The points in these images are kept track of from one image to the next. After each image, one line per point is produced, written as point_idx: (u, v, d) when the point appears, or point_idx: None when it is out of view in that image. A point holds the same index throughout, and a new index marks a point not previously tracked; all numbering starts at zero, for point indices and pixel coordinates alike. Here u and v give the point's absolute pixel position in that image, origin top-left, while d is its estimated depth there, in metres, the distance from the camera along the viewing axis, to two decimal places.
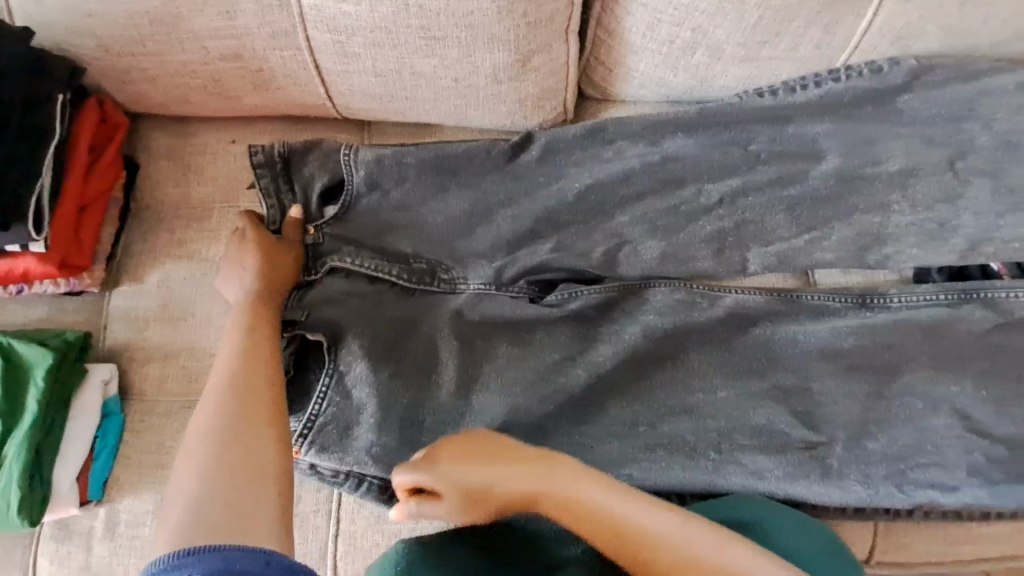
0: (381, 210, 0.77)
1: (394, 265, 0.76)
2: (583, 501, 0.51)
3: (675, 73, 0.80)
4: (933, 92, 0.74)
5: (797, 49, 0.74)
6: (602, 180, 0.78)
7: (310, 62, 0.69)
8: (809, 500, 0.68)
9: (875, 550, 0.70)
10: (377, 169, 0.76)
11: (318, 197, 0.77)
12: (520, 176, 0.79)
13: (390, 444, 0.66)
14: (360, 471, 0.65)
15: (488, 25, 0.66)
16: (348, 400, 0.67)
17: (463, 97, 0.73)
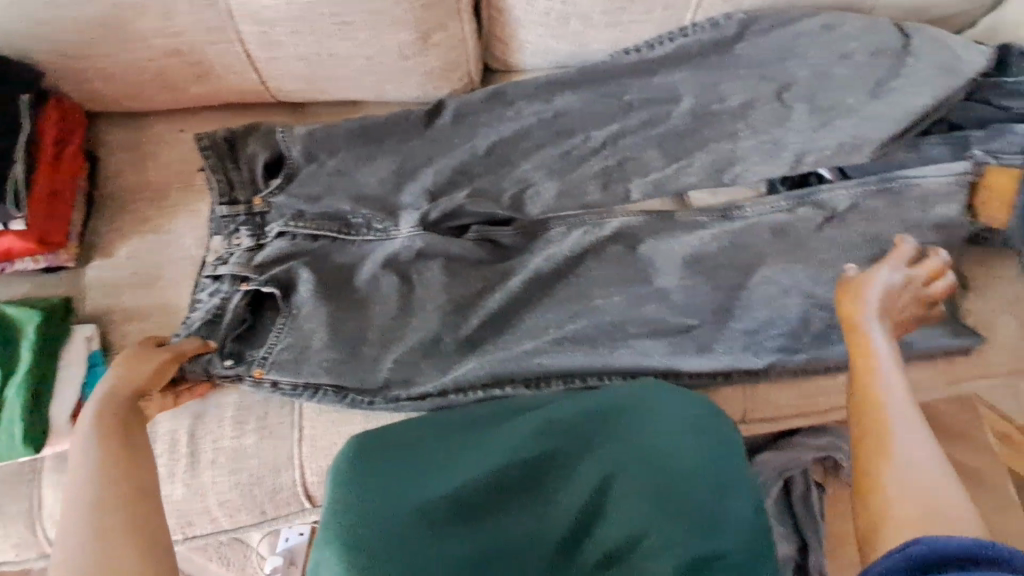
0: (316, 176, 0.89)
1: (334, 221, 0.88)
2: (878, 398, 0.62)
3: (558, 41, 0.96)
4: (759, 39, 0.93)
5: (650, 13, 0.91)
6: (506, 136, 0.94)
7: (242, 52, 0.82)
8: (687, 367, 0.85)
9: (747, 409, 0.88)
10: (310, 142, 0.90)
11: (259, 171, 0.89)
12: (438, 138, 0.93)
13: (338, 361, 0.79)
14: (315, 381, 0.78)
15: (389, 10, 0.80)
16: (300, 329, 0.80)
17: (377, 72, 0.87)
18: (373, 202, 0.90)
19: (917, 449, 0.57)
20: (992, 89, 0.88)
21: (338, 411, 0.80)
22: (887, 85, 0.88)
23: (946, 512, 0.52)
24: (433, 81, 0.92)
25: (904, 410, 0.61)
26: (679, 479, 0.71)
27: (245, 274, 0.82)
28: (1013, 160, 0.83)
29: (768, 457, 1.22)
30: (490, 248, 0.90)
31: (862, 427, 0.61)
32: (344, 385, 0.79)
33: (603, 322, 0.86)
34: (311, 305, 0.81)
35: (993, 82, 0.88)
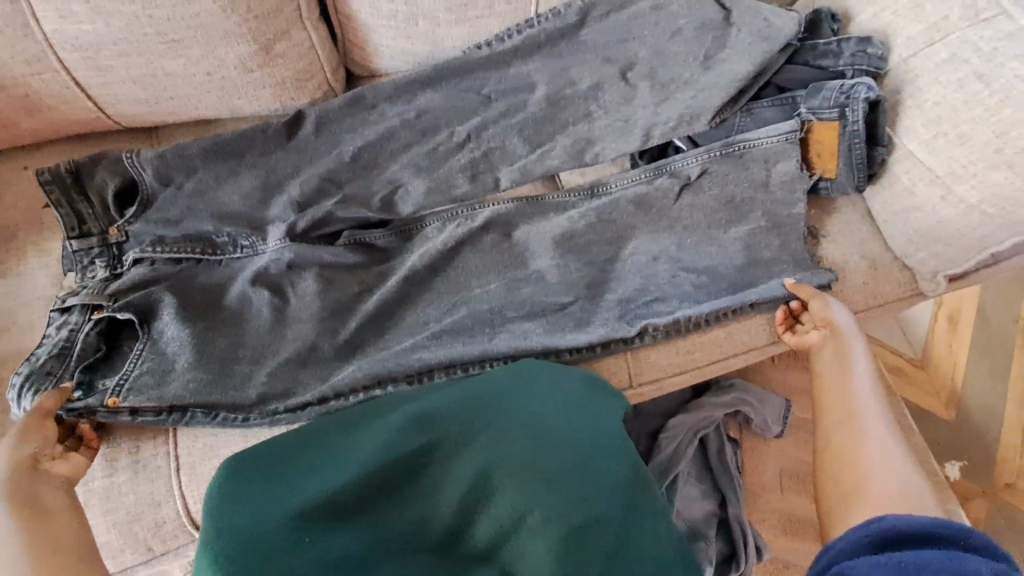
0: (174, 199, 0.89)
1: (195, 241, 0.87)
2: (864, 395, 0.77)
3: (411, 42, 0.98)
4: (601, 23, 0.99)
5: (493, 6, 0.95)
6: (371, 139, 0.95)
7: (70, 80, 0.80)
8: (567, 343, 0.86)
9: (631, 376, 0.90)
10: (163, 164, 0.88)
11: (113, 200, 0.87)
12: (303, 148, 0.93)
13: (204, 378, 0.78)
14: (181, 403, 0.77)
15: (218, 24, 0.80)
16: (161, 352, 0.79)
17: (222, 89, 0.86)
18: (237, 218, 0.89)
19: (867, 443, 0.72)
20: (809, 52, 0.96)
21: (216, 435, 0.78)
22: (716, 57, 0.96)
23: (904, 492, 0.66)
24: (286, 92, 0.92)
25: (869, 400, 0.77)
26: (557, 458, 0.72)
27: (98, 303, 0.80)
28: (830, 114, 0.89)
29: (681, 421, 1.26)
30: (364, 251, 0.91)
31: (848, 422, 0.75)
32: (214, 403, 0.77)
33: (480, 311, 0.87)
34: (178, 328, 0.80)
35: (809, 45, 0.96)
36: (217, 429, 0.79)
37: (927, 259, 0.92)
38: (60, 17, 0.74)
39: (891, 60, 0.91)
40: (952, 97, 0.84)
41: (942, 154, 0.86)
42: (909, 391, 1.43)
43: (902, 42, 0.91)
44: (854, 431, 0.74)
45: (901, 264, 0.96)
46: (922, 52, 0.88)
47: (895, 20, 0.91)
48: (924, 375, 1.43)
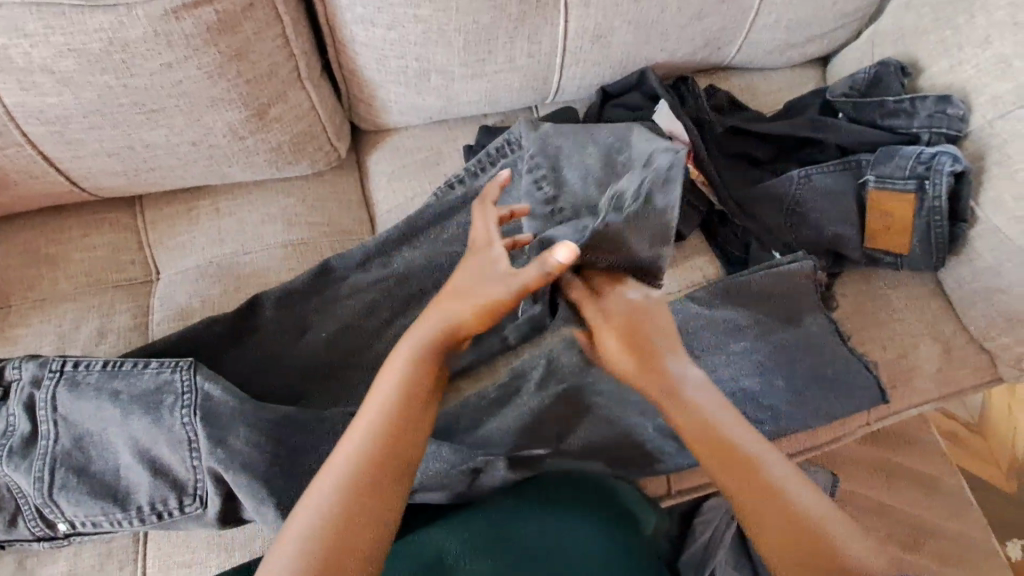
0: (97, 440, 0.63)
1: (117, 503, 0.61)
2: (715, 445, 0.60)
3: (423, 97, 0.87)
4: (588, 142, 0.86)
5: (515, 60, 0.84)
6: (355, 314, 0.80)
7: (38, 154, 0.71)
8: (609, 469, 0.72)
9: (673, 483, 0.79)
10: (75, 385, 0.64)
11: (17, 435, 0.63)
12: (262, 304, 0.78)
13: (100, 497, 0.62)
14: (76, 489, 0.61)
15: (205, 90, 0.70)
16: (82, 506, 0.61)
17: (211, 158, 0.77)
18: (182, 393, 0.62)
19: (746, 471, 0.58)
20: (876, 110, 0.83)
21: (190, 567, 0.66)
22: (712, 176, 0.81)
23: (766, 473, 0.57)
24: (283, 157, 0.82)
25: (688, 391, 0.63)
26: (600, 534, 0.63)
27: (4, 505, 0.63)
28: (905, 185, 0.78)
29: (716, 501, 1.15)
30: (376, 359, 0.79)
31: (756, 474, 0.57)
32: (124, 491, 0.62)
33: (490, 392, 0.75)
34: (102, 506, 0.62)
35: (876, 101, 0.83)
36: (193, 560, 0.66)
37: (1013, 345, 0.82)
38: (21, 89, 0.65)
39: (972, 121, 0.79)
40: None
41: None
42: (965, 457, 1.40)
43: (984, 100, 0.79)
44: (744, 458, 0.58)
45: (977, 348, 0.86)
46: (1012, 114, 0.76)
47: (976, 75, 0.80)
48: (980, 442, 1.39)
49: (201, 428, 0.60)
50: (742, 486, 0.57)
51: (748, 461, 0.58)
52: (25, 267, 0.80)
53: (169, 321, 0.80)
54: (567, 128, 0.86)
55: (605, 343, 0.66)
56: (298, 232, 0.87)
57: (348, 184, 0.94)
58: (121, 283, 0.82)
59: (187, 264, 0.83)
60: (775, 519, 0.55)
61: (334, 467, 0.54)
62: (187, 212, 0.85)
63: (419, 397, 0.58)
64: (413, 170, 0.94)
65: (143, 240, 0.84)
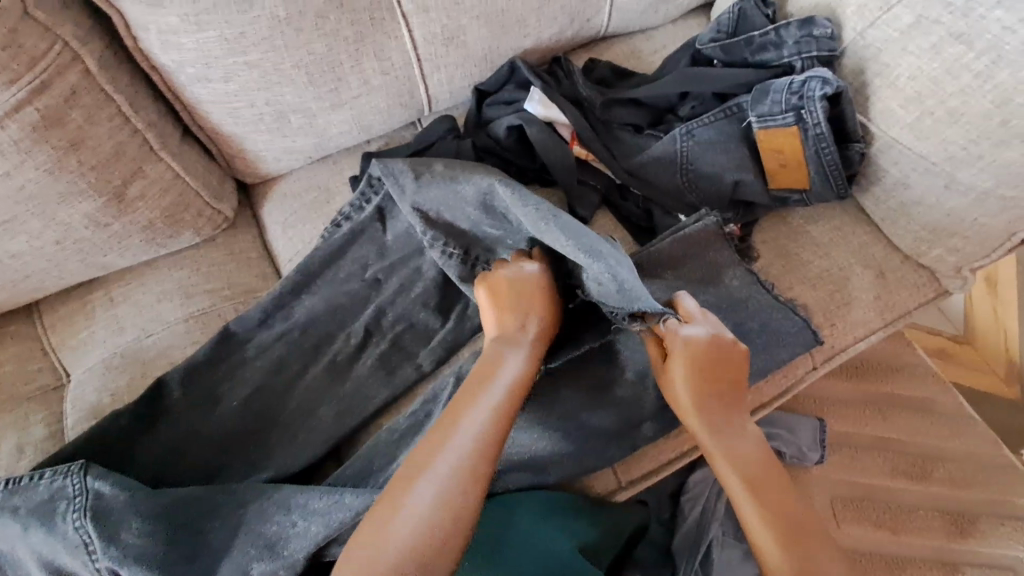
0: (5, 561, 0.62)
1: None
2: (750, 468, 0.65)
3: (291, 139, 0.85)
4: (460, 194, 0.75)
5: (370, 81, 0.82)
6: (263, 375, 0.77)
7: None
8: (539, 478, 0.69)
9: (622, 475, 0.74)
10: None
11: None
12: (165, 385, 0.76)
13: None
14: None
15: (50, 188, 0.69)
16: None
17: (83, 251, 0.76)
18: (74, 497, 0.61)
19: (769, 486, 0.64)
20: (745, 48, 0.80)
21: None
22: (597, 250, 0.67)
23: (786, 496, 0.64)
24: (161, 232, 0.80)
25: (729, 417, 0.68)
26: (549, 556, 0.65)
27: None
28: (785, 119, 0.74)
29: (703, 475, 1.10)
30: (291, 417, 0.76)
31: (780, 494, 0.64)
32: None
33: (402, 422, 0.70)
34: None
35: (743, 39, 0.80)
36: None
37: (946, 255, 0.77)
38: None
39: (845, 37, 0.76)
40: (932, 66, 0.68)
41: (931, 138, 0.70)
42: (961, 372, 1.33)
43: (852, 11, 0.76)
44: (770, 482, 0.64)
45: (914, 266, 0.80)
46: (880, 21, 0.73)
47: None
48: (969, 352, 1.34)
49: (93, 529, 0.59)
50: (766, 492, 0.63)
51: (778, 486, 0.64)
52: None
53: (82, 422, 0.78)
54: (432, 179, 0.76)
55: (670, 366, 0.68)
56: (197, 302, 0.85)
57: (244, 242, 0.92)
58: (31, 393, 0.81)
59: (91, 360, 0.82)
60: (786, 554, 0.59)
61: (434, 469, 0.57)
62: (84, 308, 0.84)
63: (500, 438, 0.60)
64: (306, 214, 0.91)
65: (47, 345, 0.84)
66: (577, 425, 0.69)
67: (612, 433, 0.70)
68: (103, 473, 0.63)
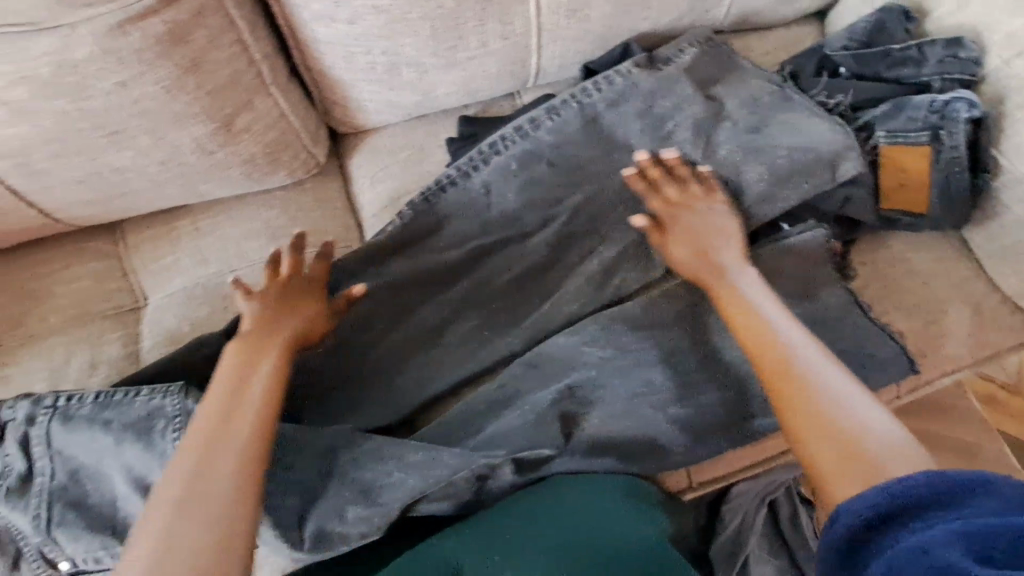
0: (92, 474, 0.63)
1: (120, 534, 0.62)
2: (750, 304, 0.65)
3: (397, 93, 0.84)
4: (577, 145, 0.82)
5: (488, 45, 0.80)
6: (349, 326, 0.78)
7: (4, 189, 0.68)
8: (619, 467, 0.68)
9: (691, 476, 0.75)
10: (65, 417, 0.64)
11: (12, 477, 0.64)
12: (248, 322, 0.75)
13: (100, 532, 0.62)
14: (72, 528, 0.62)
15: (165, 106, 0.67)
16: (86, 541, 0.62)
17: (184, 176, 0.74)
18: (173, 417, 0.63)
19: (796, 380, 0.58)
20: (881, 60, 0.78)
21: None
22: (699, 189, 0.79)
23: (821, 397, 0.56)
24: (259, 168, 0.79)
25: (703, 226, 0.72)
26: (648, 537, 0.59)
27: None
28: (919, 137, 0.72)
29: (747, 485, 1.07)
30: (372, 372, 0.76)
31: (806, 391, 0.57)
32: (125, 521, 0.62)
33: (491, 393, 0.72)
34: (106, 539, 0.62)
35: (880, 51, 0.78)
36: None
37: None
38: None
39: (989, 63, 0.73)
40: None
41: None
42: (1007, 421, 1.32)
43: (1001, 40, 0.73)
44: (739, 317, 0.64)
45: (1014, 308, 0.79)
46: None
47: (987, 13, 0.73)
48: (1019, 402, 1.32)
49: None
50: (763, 337, 0.62)
51: (763, 333, 0.62)
52: (8, 301, 0.79)
53: (161, 348, 0.78)
54: (559, 130, 0.82)
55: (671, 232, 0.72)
56: (283, 244, 0.84)
57: (331, 192, 0.91)
58: (109, 312, 0.80)
59: (172, 287, 0.82)
60: (816, 443, 0.54)
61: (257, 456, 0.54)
62: (169, 234, 0.83)
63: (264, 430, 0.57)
64: (396, 171, 0.90)
65: (127, 266, 0.83)
66: (663, 419, 0.69)
67: (695, 431, 0.70)
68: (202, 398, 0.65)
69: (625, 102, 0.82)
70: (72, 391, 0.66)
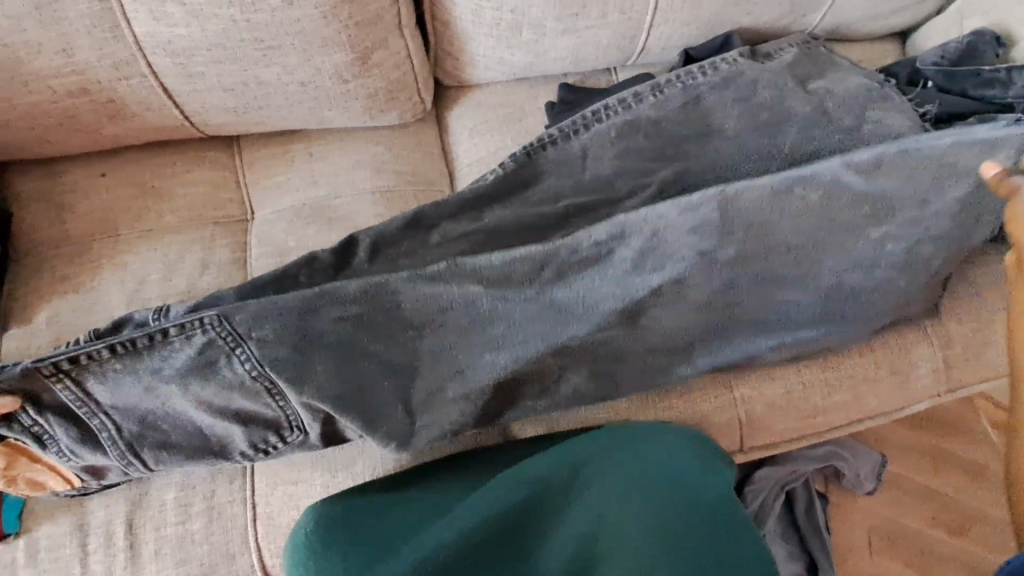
0: (161, 413, 0.67)
1: (222, 450, 0.70)
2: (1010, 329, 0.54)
3: (512, 52, 0.89)
4: (676, 123, 0.88)
5: (606, 17, 0.86)
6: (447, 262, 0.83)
7: (157, 85, 0.75)
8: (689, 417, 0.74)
9: (745, 437, 0.80)
10: (99, 378, 0.64)
11: (67, 439, 0.66)
12: (356, 242, 0.81)
13: (202, 456, 0.69)
14: (174, 457, 0.69)
15: (318, 30, 0.73)
16: (190, 461, 0.69)
17: (315, 99, 0.80)
18: (232, 347, 0.66)
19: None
20: (969, 79, 0.85)
21: (296, 483, 0.72)
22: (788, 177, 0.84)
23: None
24: (378, 104, 0.84)
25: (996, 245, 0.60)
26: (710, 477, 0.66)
27: (92, 484, 0.70)
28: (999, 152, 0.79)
29: (769, 471, 1.13)
30: None
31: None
32: (220, 439, 0.69)
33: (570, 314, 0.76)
34: (207, 456, 0.70)
35: (969, 70, 0.85)
36: (298, 476, 0.72)
37: None
38: (152, 19, 0.70)
39: None
40: None
41: None
42: None
43: None
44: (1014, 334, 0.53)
45: None
46: None
47: None
48: None
49: (272, 374, 0.67)
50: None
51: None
52: (130, 197, 0.84)
53: (266, 258, 0.83)
54: (662, 106, 0.88)
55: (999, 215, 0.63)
56: (385, 179, 0.89)
57: (431, 138, 0.96)
58: (219, 220, 0.85)
59: (281, 204, 0.87)
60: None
61: None
62: (284, 154, 0.90)
63: None
64: (496, 126, 0.95)
65: (240, 180, 0.88)
66: None
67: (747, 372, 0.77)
68: (248, 325, 0.67)
69: (723, 90, 0.88)
70: (74, 353, 0.63)
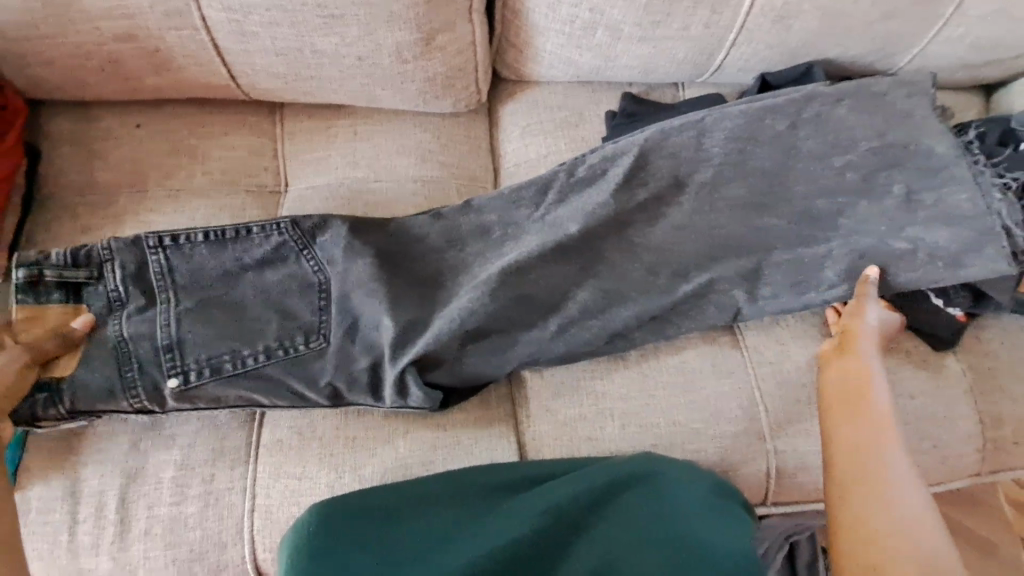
0: (218, 297, 0.71)
1: (245, 343, 0.69)
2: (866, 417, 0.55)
3: (581, 53, 0.84)
4: None
5: (688, 29, 0.81)
6: None
7: (209, 41, 0.71)
8: None
9: (771, 493, 0.75)
10: (181, 254, 0.72)
11: (131, 306, 0.69)
12: (392, 233, 0.76)
13: (226, 348, 0.68)
14: (200, 345, 0.68)
15: (386, 5, 0.69)
16: (210, 354, 0.68)
17: (370, 76, 0.75)
18: (304, 249, 0.74)
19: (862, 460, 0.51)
20: None
21: (300, 479, 0.68)
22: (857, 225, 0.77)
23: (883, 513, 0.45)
24: (434, 89, 0.79)
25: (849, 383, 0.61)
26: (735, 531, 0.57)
27: (93, 385, 0.66)
28: None
29: None
30: None
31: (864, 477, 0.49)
32: (251, 335, 0.70)
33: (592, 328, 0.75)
34: (230, 349, 0.68)
35: None
36: (303, 472, 0.68)
37: None
38: None
39: None
40: None
41: None
42: None
43: None
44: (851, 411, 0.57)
45: None
46: None
47: None
48: None
49: (329, 270, 0.73)
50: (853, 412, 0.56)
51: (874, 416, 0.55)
52: (165, 151, 0.80)
53: None
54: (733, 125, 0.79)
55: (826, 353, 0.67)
56: (429, 168, 0.84)
57: (481, 131, 0.90)
58: (252, 188, 0.81)
59: (318, 181, 0.82)
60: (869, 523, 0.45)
61: None
62: (327, 129, 0.85)
63: None
64: (551, 127, 0.89)
65: (278, 149, 0.84)
66: None
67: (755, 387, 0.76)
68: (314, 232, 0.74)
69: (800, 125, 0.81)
70: (177, 233, 0.72)
